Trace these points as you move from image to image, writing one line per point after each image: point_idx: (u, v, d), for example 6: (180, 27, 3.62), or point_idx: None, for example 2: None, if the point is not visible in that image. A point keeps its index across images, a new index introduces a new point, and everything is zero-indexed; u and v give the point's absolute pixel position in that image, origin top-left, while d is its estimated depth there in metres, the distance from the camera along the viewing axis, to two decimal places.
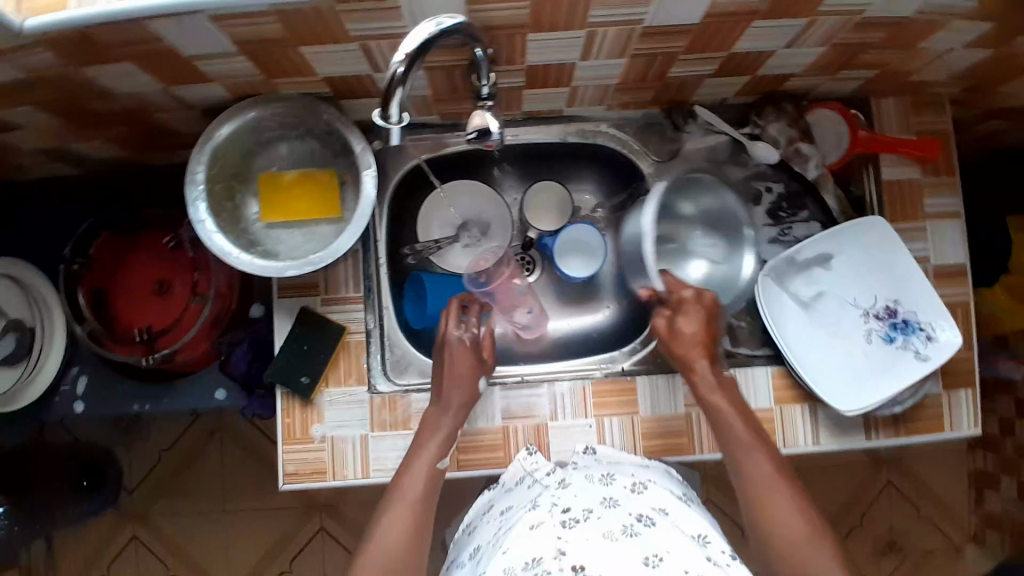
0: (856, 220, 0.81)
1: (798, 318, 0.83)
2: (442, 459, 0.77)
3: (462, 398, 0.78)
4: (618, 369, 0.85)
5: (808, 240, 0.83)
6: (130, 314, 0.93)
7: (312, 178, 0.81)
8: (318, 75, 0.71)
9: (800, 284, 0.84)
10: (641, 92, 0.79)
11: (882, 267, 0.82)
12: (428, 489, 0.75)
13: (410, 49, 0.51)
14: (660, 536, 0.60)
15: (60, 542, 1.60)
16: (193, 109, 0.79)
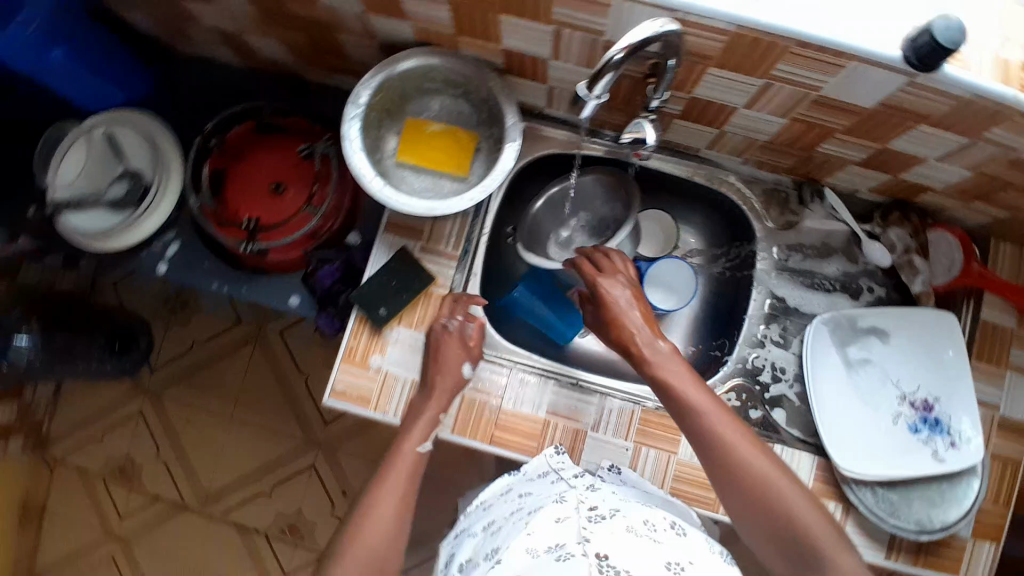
0: (927, 310, 0.83)
1: (834, 379, 0.84)
2: (421, 445, 0.77)
3: (449, 382, 0.80)
4: None
5: (875, 309, 0.84)
6: (241, 204, 0.98)
7: (454, 135, 0.86)
8: (501, 45, 0.76)
9: (851, 347, 0.85)
10: (781, 156, 0.83)
11: (932, 358, 0.82)
12: (412, 476, 0.76)
13: (632, 42, 0.56)
14: (683, 547, 0.62)
15: (73, 391, 1.67)
16: (373, 39, 0.85)
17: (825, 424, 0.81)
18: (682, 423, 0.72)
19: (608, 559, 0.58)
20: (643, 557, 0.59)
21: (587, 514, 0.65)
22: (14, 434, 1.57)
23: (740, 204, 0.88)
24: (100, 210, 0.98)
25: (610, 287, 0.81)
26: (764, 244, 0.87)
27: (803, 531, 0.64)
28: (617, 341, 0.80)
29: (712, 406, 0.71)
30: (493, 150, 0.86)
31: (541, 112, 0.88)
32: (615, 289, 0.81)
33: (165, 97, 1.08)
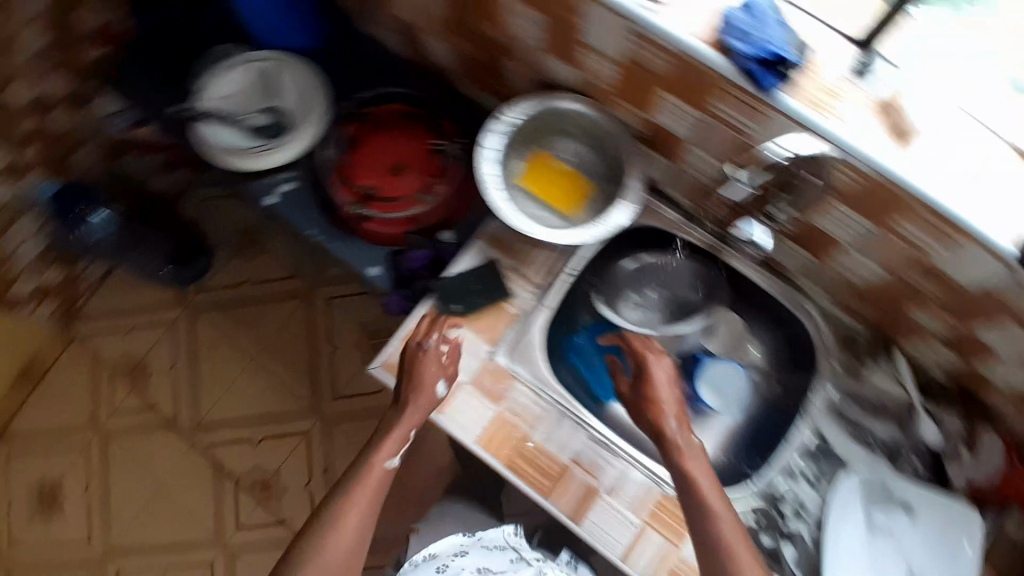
0: (958, 508, 0.83)
1: (849, 535, 0.85)
2: (389, 461, 0.80)
3: (425, 399, 0.82)
4: None
5: (914, 485, 0.85)
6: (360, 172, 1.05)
7: (576, 179, 0.89)
8: (651, 117, 0.79)
9: (879, 513, 0.85)
10: (867, 305, 0.87)
11: (948, 553, 0.83)
12: (379, 491, 0.79)
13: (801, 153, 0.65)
14: None
15: (119, 281, 1.73)
16: (528, 72, 0.88)
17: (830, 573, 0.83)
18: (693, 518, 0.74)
19: None
20: None
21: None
22: (49, 298, 1.62)
23: (815, 340, 0.89)
24: (236, 130, 1.04)
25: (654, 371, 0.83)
26: (828, 385, 0.89)
27: None
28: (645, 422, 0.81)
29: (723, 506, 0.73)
30: (604, 204, 0.88)
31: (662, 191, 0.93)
32: (660, 365, 0.83)
33: None
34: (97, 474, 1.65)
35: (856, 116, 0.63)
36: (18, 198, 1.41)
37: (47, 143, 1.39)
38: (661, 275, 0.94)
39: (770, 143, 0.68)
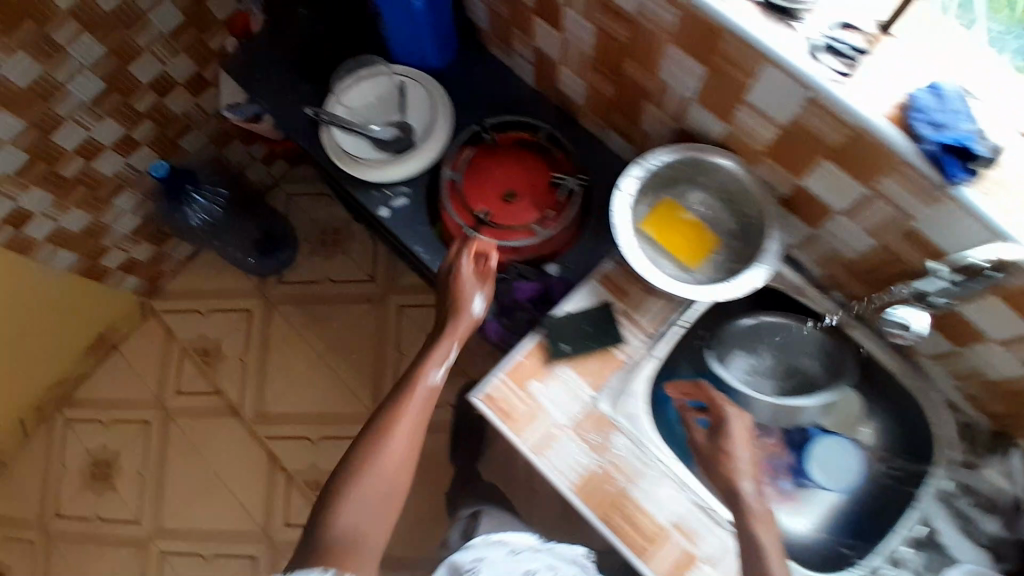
0: None
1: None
2: (430, 373, 0.88)
3: (465, 320, 0.91)
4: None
5: None
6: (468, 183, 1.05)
7: (703, 232, 0.88)
8: (800, 183, 0.78)
9: None
10: (998, 399, 0.83)
11: None
12: (429, 401, 0.87)
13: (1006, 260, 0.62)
14: None
15: (201, 265, 1.77)
16: (670, 120, 0.88)
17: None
18: None
19: None
20: None
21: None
22: (135, 273, 1.67)
23: (933, 428, 0.87)
24: (363, 141, 1.06)
25: (733, 424, 0.85)
26: (937, 472, 0.86)
27: None
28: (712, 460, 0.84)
29: None
30: (730, 262, 0.87)
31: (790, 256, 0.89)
32: (737, 419, 0.86)
33: None
34: (157, 450, 1.68)
35: None
36: (127, 173, 1.44)
37: (163, 123, 1.44)
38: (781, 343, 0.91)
39: (969, 251, 0.66)
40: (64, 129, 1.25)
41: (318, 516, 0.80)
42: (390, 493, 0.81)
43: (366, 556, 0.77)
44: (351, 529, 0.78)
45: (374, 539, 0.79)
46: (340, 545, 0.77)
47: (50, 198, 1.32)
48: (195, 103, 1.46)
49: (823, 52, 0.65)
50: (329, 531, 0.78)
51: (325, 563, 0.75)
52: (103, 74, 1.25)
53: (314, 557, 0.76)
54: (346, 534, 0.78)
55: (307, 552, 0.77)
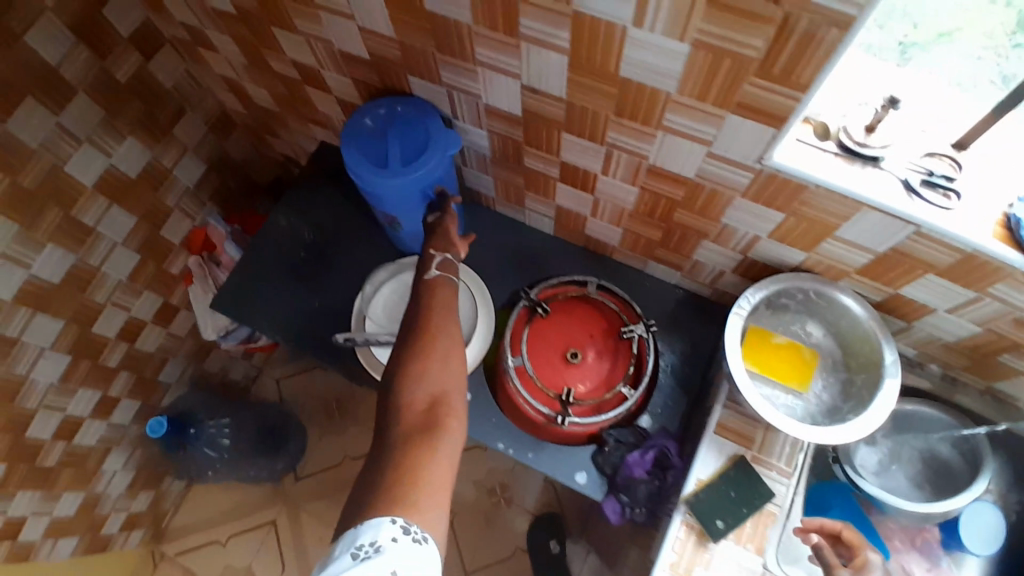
0: None
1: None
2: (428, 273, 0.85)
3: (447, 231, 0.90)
4: None
5: None
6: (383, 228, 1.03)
7: (800, 350, 0.86)
8: (894, 292, 0.78)
9: None
10: None
11: None
12: (449, 292, 0.83)
13: None
14: None
15: (205, 486, 1.61)
16: (730, 253, 0.87)
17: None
18: None
19: None
20: None
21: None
22: (138, 524, 1.49)
23: None
24: None
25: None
26: None
27: None
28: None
29: None
30: (836, 370, 0.86)
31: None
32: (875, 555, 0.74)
33: None
34: None
35: None
36: (111, 432, 1.29)
37: (137, 366, 1.29)
38: (914, 437, 0.90)
39: None
40: (37, 420, 1.10)
41: (384, 418, 0.71)
42: (443, 369, 0.73)
43: (450, 438, 0.68)
44: (423, 397, 0.71)
45: (453, 409, 0.71)
46: (422, 427, 0.68)
47: (38, 495, 1.16)
48: (166, 332, 1.32)
49: (920, 187, 0.65)
50: (401, 421, 0.70)
51: (401, 465, 0.65)
52: (66, 348, 1.09)
53: (372, 500, 0.62)
54: (418, 405, 0.70)
55: (389, 454, 0.67)
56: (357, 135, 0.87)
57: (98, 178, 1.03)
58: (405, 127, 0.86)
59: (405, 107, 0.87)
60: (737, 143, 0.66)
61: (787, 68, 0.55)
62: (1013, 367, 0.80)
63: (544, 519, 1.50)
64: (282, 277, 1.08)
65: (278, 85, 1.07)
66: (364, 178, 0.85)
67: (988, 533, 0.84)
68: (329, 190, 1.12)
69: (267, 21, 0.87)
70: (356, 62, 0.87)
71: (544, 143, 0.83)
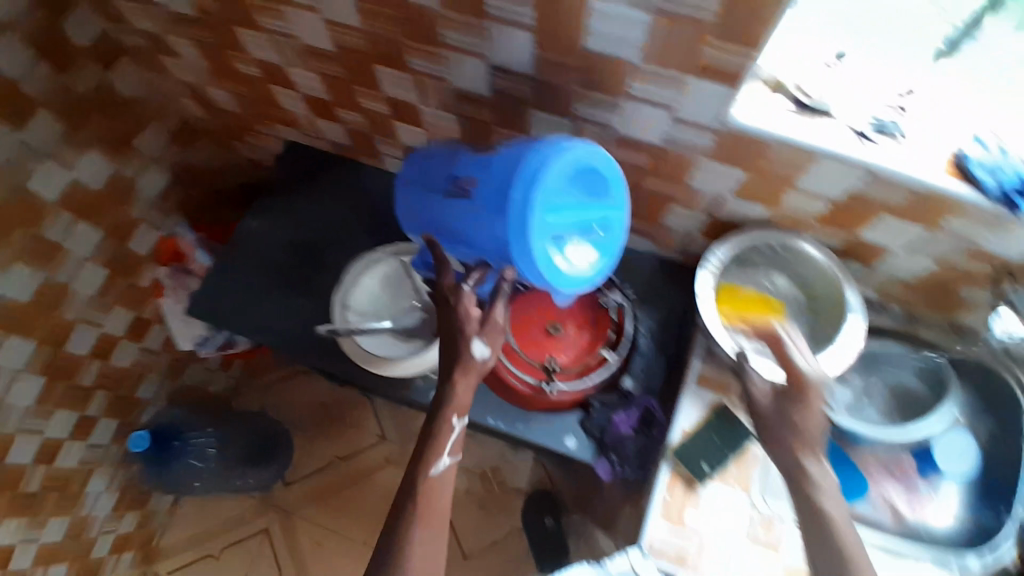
0: None
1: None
2: (434, 470, 0.84)
3: (464, 395, 0.86)
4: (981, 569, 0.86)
5: None
6: (404, 191, 0.92)
7: (770, 301, 0.89)
8: (853, 236, 0.83)
9: None
10: None
11: None
12: (446, 490, 0.84)
13: None
14: None
15: (192, 500, 1.59)
16: (700, 215, 0.91)
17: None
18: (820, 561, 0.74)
19: None
20: None
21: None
22: (129, 545, 1.47)
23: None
24: (391, 336, 1.00)
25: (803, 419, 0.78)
26: None
27: None
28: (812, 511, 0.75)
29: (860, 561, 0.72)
30: (804, 316, 0.90)
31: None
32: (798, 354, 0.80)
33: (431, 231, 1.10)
34: None
35: None
36: (92, 454, 1.27)
37: (113, 385, 1.27)
38: (885, 372, 0.96)
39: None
40: (18, 444, 1.07)
41: None
42: None
43: None
44: None
45: None
46: None
47: (25, 522, 1.13)
48: (140, 348, 1.31)
49: (869, 136, 0.70)
50: None
51: None
52: (40, 369, 1.07)
53: None
54: None
55: None
56: (584, 158, 0.67)
57: (62, 192, 1.01)
58: (583, 223, 0.71)
59: (624, 202, 0.72)
60: (699, 106, 0.70)
61: (744, 27, 0.59)
62: (968, 298, 0.86)
63: (538, 499, 1.53)
64: (260, 279, 1.08)
65: (243, 88, 1.07)
66: (548, 155, 0.65)
67: (960, 454, 0.95)
68: (301, 190, 1.13)
69: (232, 21, 0.88)
70: (323, 56, 0.88)
71: (513, 121, 0.85)
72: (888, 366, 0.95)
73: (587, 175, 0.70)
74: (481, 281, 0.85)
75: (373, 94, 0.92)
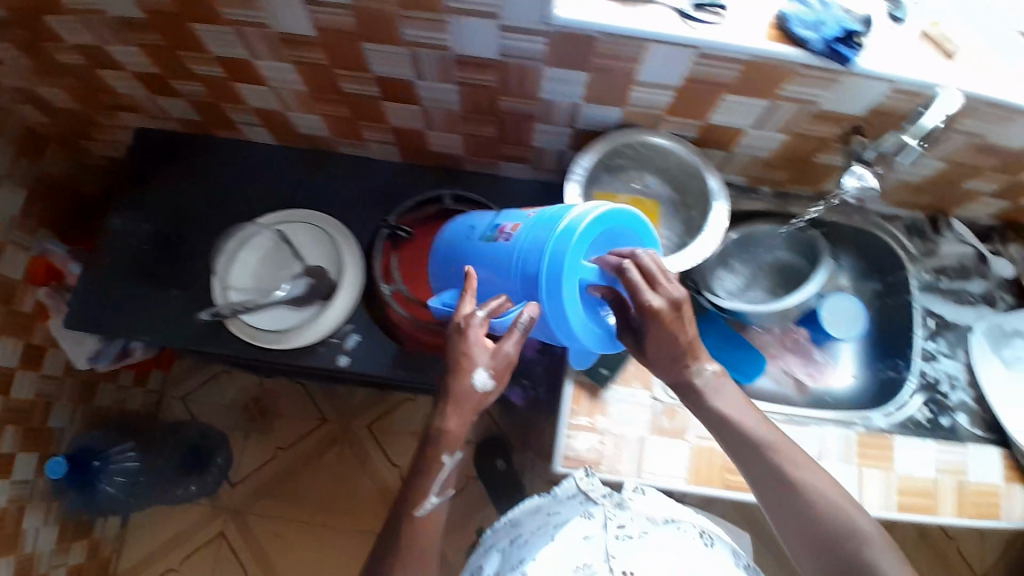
0: None
1: (919, 463, 0.88)
2: (419, 510, 0.77)
3: (458, 431, 0.74)
4: (877, 424, 0.91)
5: (1013, 313, 0.97)
6: (438, 263, 0.93)
7: (642, 204, 0.92)
8: (706, 121, 0.85)
9: (1005, 351, 0.96)
10: (922, 196, 0.96)
11: None
12: (431, 529, 0.78)
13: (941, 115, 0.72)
14: (656, 545, 0.71)
15: (137, 522, 1.54)
16: (564, 128, 0.91)
17: (893, 507, 0.86)
18: (751, 469, 0.72)
19: None
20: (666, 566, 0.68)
21: (614, 533, 0.73)
22: None
23: (893, 244, 0.99)
24: (279, 309, 0.97)
25: (648, 345, 0.71)
26: (916, 269, 0.98)
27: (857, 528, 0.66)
28: (773, 468, 0.71)
29: (795, 459, 0.71)
30: (679, 209, 0.93)
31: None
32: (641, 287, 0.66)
33: (306, 194, 1.07)
34: None
35: (901, 61, 0.72)
36: (17, 492, 1.21)
37: (20, 418, 1.20)
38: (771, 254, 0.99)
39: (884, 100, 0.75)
40: None
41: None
42: None
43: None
44: None
45: None
46: None
47: None
48: (39, 376, 1.24)
49: (693, 14, 0.70)
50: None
51: None
52: None
53: None
54: None
55: None
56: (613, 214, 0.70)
57: None
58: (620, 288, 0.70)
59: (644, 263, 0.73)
60: (522, 9, 0.68)
61: None
62: (827, 163, 0.89)
63: (486, 443, 1.55)
64: (137, 277, 1.03)
65: (73, 80, 0.99)
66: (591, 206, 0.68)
67: (849, 321, 0.98)
68: (163, 178, 1.08)
69: (35, 8, 0.81)
70: (143, 26, 0.82)
71: (353, 61, 0.83)
72: (771, 247, 0.99)
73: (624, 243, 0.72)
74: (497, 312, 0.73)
75: (207, 58, 0.87)
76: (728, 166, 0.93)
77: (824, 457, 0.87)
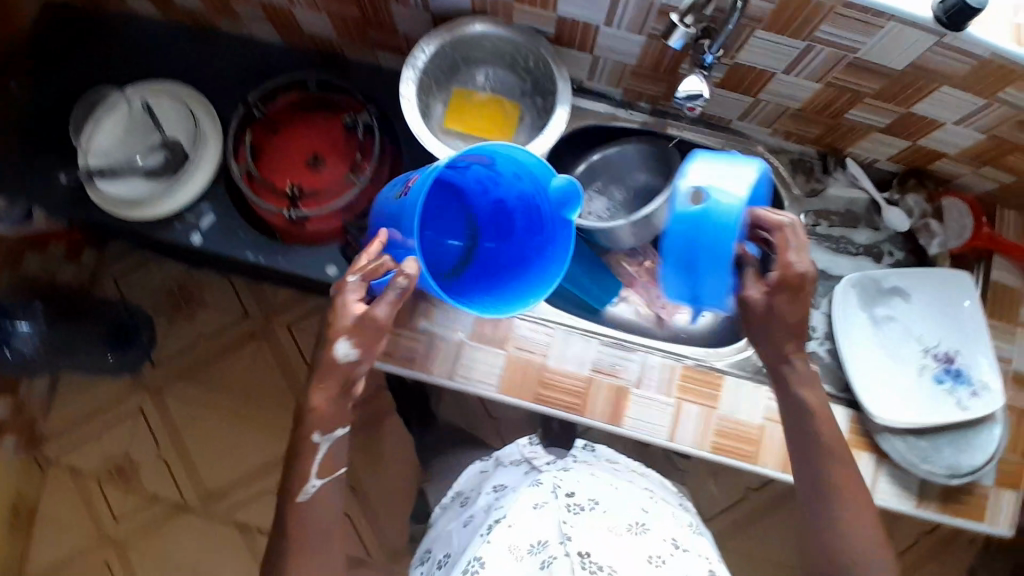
0: (947, 272, 0.88)
1: (746, 406, 0.86)
2: (301, 496, 0.78)
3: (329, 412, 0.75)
4: (711, 364, 0.89)
5: (895, 270, 0.89)
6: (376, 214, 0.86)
7: (500, 105, 0.89)
8: (556, 13, 0.78)
9: (878, 308, 0.90)
10: (811, 125, 0.87)
11: (949, 316, 0.88)
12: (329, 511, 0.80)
13: None
14: (606, 516, 0.78)
15: (64, 389, 1.60)
16: (422, 13, 0.85)
17: (707, 446, 0.85)
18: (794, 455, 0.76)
19: (590, 556, 0.72)
20: (625, 548, 0.74)
21: (565, 502, 0.78)
22: (8, 432, 1.46)
23: (771, 174, 0.92)
24: (135, 179, 0.97)
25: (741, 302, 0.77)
26: (794, 208, 0.91)
27: (856, 519, 0.72)
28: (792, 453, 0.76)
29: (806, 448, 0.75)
30: (540, 117, 0.89)
31: (581, 87, 0.91)
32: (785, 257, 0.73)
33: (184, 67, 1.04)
34: None
35: None
36: None
37: None
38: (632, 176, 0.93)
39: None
40: None
41: None
42: None
43: None
44: None
45: None
46: None
47: None
48: None
49: None
50: None
51: None
52: None
53: None
54: None
55: None
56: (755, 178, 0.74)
57: None
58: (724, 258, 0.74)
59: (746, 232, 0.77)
60: None
61: None
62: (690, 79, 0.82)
63: None
64: None
65: None
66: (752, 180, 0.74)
67: None
68: None
69: None
70: None
71: None
72: (630, 165, 0.92)
73: (556, 207, 0.73)
74: (374, 275, 0.72)
75: None
76: (597, 73, 0.87)
77: (641, 385, 0.86)
